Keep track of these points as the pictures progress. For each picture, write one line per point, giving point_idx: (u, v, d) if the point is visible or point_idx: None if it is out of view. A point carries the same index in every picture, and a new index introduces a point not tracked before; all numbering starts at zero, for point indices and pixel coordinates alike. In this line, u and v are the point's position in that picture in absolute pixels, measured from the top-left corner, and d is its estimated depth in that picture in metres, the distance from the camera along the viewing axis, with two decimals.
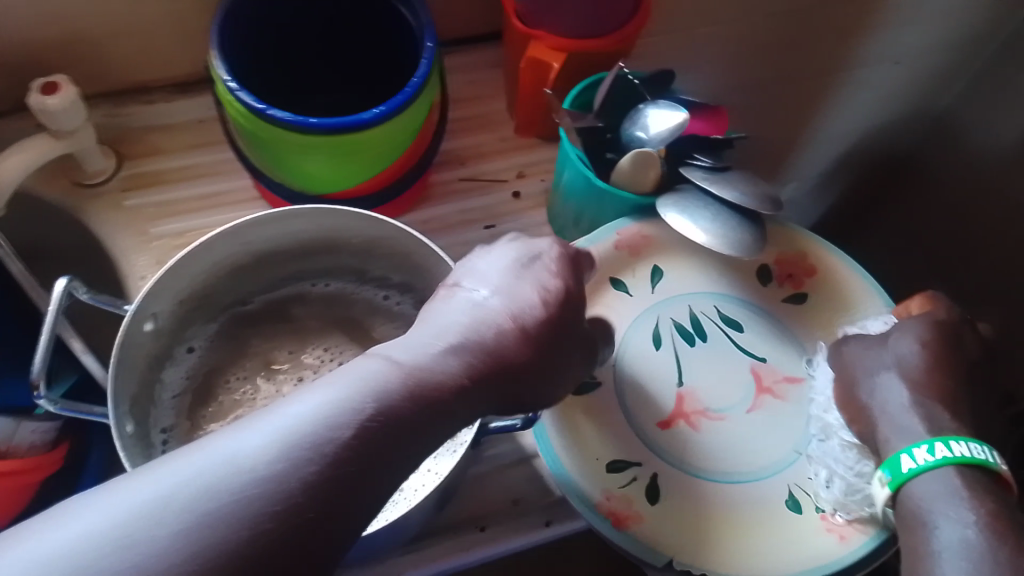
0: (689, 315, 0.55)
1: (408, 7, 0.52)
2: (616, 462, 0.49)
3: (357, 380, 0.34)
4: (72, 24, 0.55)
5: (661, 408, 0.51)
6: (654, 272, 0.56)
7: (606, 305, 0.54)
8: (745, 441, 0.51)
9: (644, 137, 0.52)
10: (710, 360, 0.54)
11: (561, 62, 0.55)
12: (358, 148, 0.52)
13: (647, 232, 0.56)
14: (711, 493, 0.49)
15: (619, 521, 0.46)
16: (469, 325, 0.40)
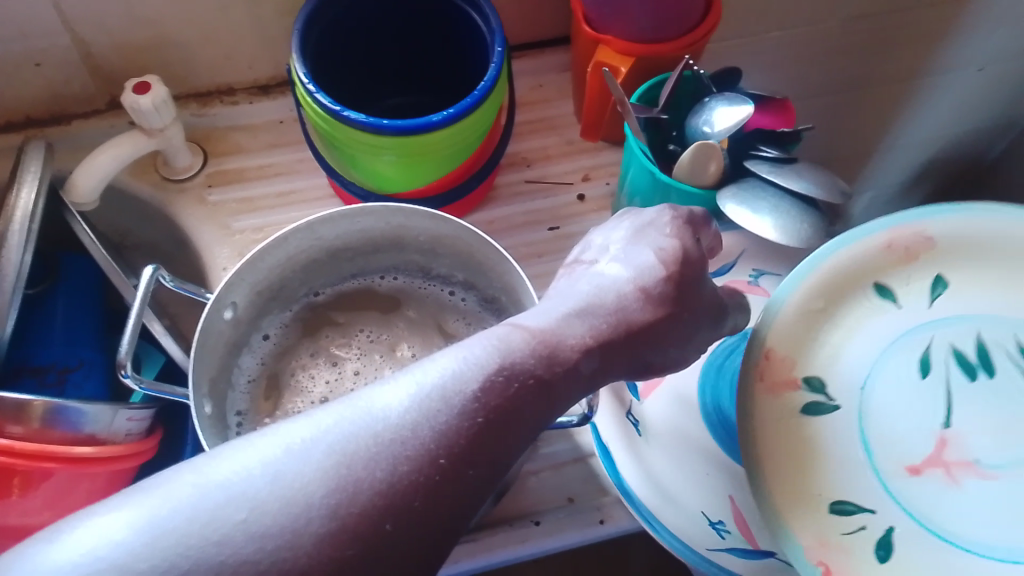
0: (974, 342, 0.41)
1: (479, 12, 0.53)
2: (841, 504, 0.39)
3: (480, 342, 0.35)
4: (163, 28, 0.59)
5: (913, 450, 0.39)
6: (937, 290, 0.43)
7: (853, 322, 0.42)
8: (1022, 527, 0.37)
9: (709, 131, 0.52)
10: (992, 418, 0.39)
11: (630, 67, 0.56)
12: (428, 149, 0.53)
13: (926, 232, 0.43)
14: (956, 565, 0.37)
15: (829, 573, 0.37)
16: (589, 302, 0.39)
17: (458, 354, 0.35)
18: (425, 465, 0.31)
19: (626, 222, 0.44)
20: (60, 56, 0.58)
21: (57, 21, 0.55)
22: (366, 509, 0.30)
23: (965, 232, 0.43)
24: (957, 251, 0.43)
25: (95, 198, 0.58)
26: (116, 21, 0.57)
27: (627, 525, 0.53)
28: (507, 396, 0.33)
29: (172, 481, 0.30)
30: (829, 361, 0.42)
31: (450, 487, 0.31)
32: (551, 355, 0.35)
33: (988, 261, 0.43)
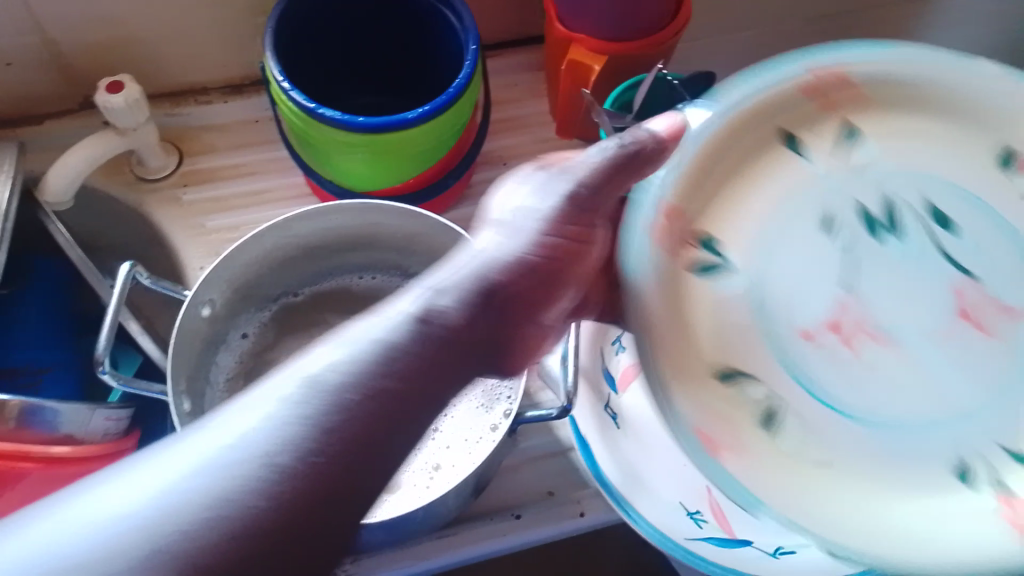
0: (918, 211, 0.38)
1: (452, 10, 0.54)
2: (728, 373, 0.36)
3: (362, 334, 0.33)
4: (133, 27, 0.58)
5: (809, 312, 0.37)
6: (804, 156, 0.39)
7: (744, 185, 0.39)
8: (932, 392, 0.35)
9: None
10: (900, 280, 0.37)
11: (602, 65, 0.57)
12: (401, 147, 0.54)
13: (841, 73, 0.40)
14: (842, 437, 0.35)
15: (711, 445, 0.34)
16: (481, 272, 0.37)
17: (331, 350, 0.32)
18: (313, 473, 0.29)
19: (543, 179, 0.42)
20: (31, 54, 0.58)
21: (27, 18, 0.55)
22: (252, 532, 0.27)
23: (892, 79, 0.40)
24: (861, 105, 0.40)
25: (67, 198, 0.57)
26: (87, 19, 0.57)
27: (605, 517, 0.54)
28: (390, 385, 0.32)
29: (15, 537, 0.26)
30: (727, 212, 0.39)
31: (343, 489, 0.29)
32: (435, 339, 0.34)
33: (904, 124, 0.39)
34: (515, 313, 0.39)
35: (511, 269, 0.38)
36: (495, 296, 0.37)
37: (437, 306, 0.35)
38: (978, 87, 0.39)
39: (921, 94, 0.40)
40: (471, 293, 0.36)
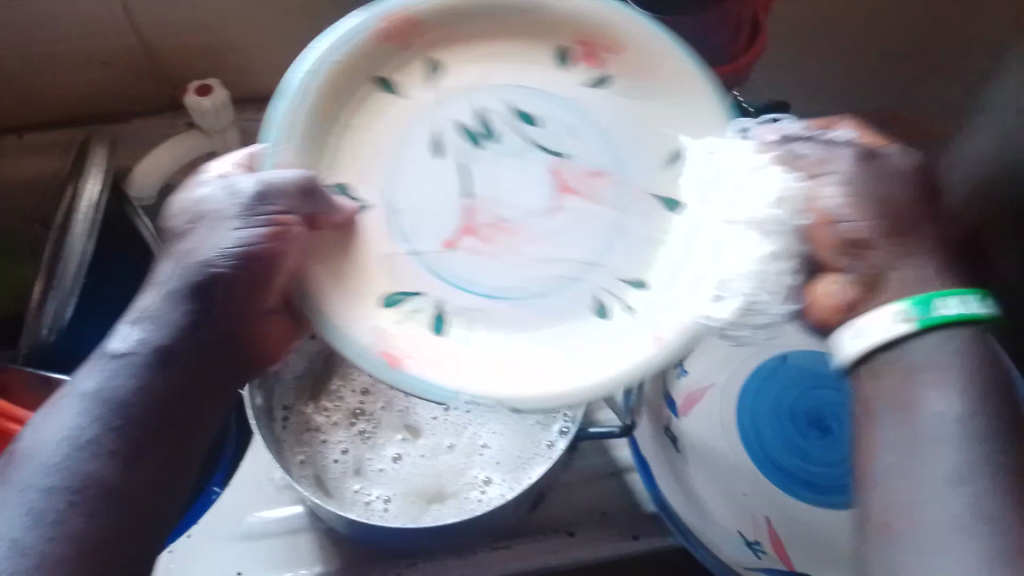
0: (477, 117, 0.44)
1: None
2: (392, 297, 0.40)
3: (116, 345, 0.37)
4: (224, 33, 0.61)
5: (443, 224, 0.42)
6: (383, 83, 0.43)
7: (328, 102, 0.41)
8: (518, 265, 0.42)
9: None
10: (494, 171, 0.43)
11: None
12: None
13: (416, 15, 0.43)
14: (523, 311, 0.41)
15: (392, 360, 0.38)
16: (201, 261, 0.38)
17: (73, 387, 0.36)
18: (124, 483, 0.34)
19: (222, 165, 0.41)
20: (122, 55, 0.60)
21: (121, 17, 0.57)
22: (92, 548, 0.33)
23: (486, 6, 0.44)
24: (447, 40, 0.44)
25: (151, 194, 0.59)
26: (176, 21, 0.59)
27: (660, 542, 0.53)
28: (171, 384, 0.36)
29: None
30: (362, 137, 0.42)
31: (149, 484, 0.35)
32: (195, 349, 0.37)
33: (511, 25, 0.45)
34: (253, 295, 0.39)
35: (235, 261, 0.38)
36: (213, 293, 0.38)
37: (175, 318, 0.37)
38: (639, 29, 0.43)
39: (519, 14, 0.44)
40: (186, 292, 0.37)
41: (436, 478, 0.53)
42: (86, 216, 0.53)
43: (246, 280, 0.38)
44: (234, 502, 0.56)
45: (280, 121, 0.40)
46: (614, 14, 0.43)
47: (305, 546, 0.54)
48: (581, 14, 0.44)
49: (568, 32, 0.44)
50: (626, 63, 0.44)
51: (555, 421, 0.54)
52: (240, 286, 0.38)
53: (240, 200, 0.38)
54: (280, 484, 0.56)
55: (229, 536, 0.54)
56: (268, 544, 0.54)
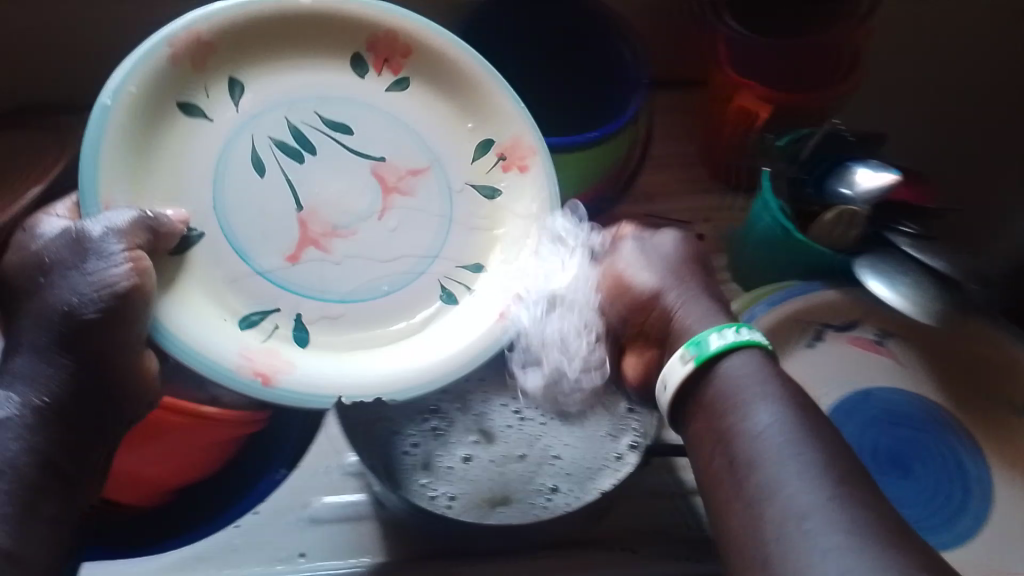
0: (286, 130, 0.46)
1: (628, 44, 0.57)
2: (247, 317, 0.43)
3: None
4: None
5: (281, 241, 0.44)
6: (184, 107, 0.44)
7: (148, 136, 0.42)
8: (359, 268, 0.46)
9: (849, 194, 0.52)
10: (310, 180, 0.46)
11: (768, 114, 0.56)
12: (564, 168, 0.56)
13: (208, 38, 0.44)
14: (359, 313, 0.46)
15: (266, 380, 0.41)
16: (59, 308, 0.38)
17: None
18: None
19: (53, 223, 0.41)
20: None
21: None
22: None
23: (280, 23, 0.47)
24: (247, 51, 0.46)
25: None
26: None
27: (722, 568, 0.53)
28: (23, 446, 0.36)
29: None
30: (175, 169, 0.43)
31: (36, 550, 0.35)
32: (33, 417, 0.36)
33: (320, 37, 0.48)
34: (120, 345, 0.38)
35: (97, 306, 0.37)
36: (86, 341, 0.37)
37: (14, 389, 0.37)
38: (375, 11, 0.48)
39: (308, 20, 0.47)
40: (48, 348, 0.37)
41: (505, 482, 0.53)
42: None
43: (114, 326, 0.38)
44: (299, 486, 0.57)
45: (93, 174, 0.39)
46: (418, 26, 0.49)
47: (367, 533, 0.55)
48: (377, 23, 0.48)
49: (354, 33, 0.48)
50: (451, 74, 0.49)
51: (626, 435, 0.55)
52: (116, 340, 0.38)
53: (94, 244, 0.38)
54: (347, 471, 0.58)
55: (292, 516, 0.56)
56: (333, 528, 0.55)
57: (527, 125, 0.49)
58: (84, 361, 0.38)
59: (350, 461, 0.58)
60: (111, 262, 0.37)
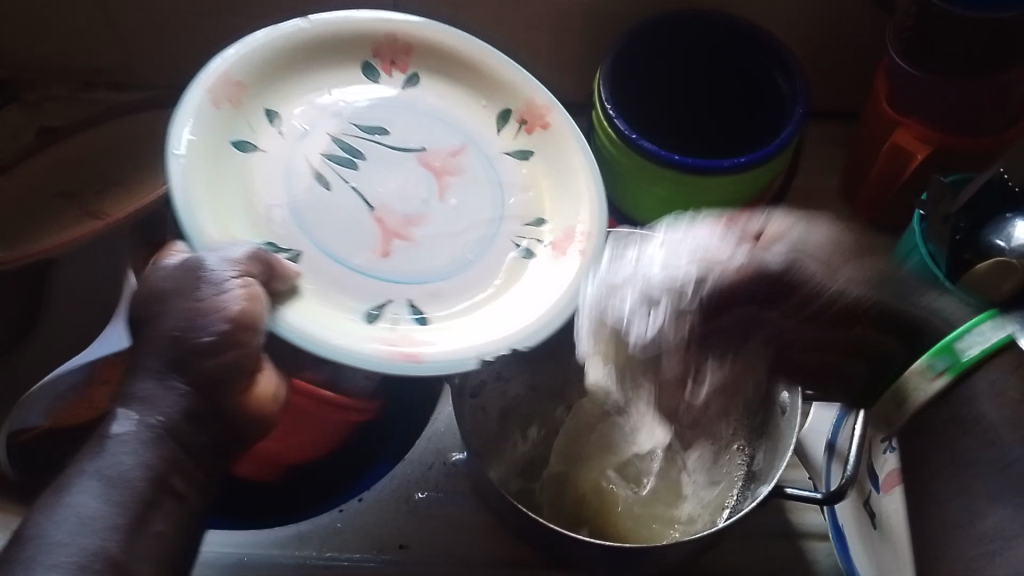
0: (332, 143, 0.50)
1: (786, 74, 0.59)
2: (367, 313, 0.45)
3: (120, 433, 0.38)
4: (475, 31, 0.65)
5: (363, 237, 0.48)
6: (238, 145, 0.47)
7: (218, 176, 0.45)
8: (438, 245, 0.49)
9: (1004, 244, 0.50)
10: (373, 172, 0.50)
11: (926, 155, 0.56)
12: (704, 192, 0.55)
13: (238, 79, 0.49)
14: (444, 284, 0.48)
15: (415, 357, 0.43)
16: (185, 333, 0.39)
17: (93, 468, 0.37)
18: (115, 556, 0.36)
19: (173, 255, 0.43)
20: None
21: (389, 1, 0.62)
22: None
23: (267, 67, 0.50)
24: (279, 90, 0.51)
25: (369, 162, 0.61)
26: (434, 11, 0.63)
27: None
28: (161, 458, 0.38)
29: None
30: (253, 194, 0.47)
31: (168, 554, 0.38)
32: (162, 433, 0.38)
33: (331, 58, 0.53)
34: (239, 366, 0.40)
35: (214, 332, 0.39)
36: (198, 364, 0.39)
37: (140, 406, 0.39)
38: (363, 21, 0.54)
39: (313, 44, 0.52)
40: (167, 370, 0.39)
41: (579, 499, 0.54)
42: None
43: (225, 351, 0.40)
44: (404, 481, 0.55)
45: (192, 224, 0.43)
46: (425, 28, 0.55)
47: (467, 536, 0.52)
48: (372, 32, 0.54)
49: (359, 48, 0.53)
50: (455, 62, 0.55)
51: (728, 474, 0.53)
52: (225, 365, 0.40)
53: (209, 275, 0.40)
54: (451, 469, 0.55)
55: (397, 512, 0.53)
56: (433, 528, 0.53)
57: (537, 89, 0.55)
58: (197, 383, 0.39)
59: (456, 460, 0.55)
60: (223, 288, 0.40)
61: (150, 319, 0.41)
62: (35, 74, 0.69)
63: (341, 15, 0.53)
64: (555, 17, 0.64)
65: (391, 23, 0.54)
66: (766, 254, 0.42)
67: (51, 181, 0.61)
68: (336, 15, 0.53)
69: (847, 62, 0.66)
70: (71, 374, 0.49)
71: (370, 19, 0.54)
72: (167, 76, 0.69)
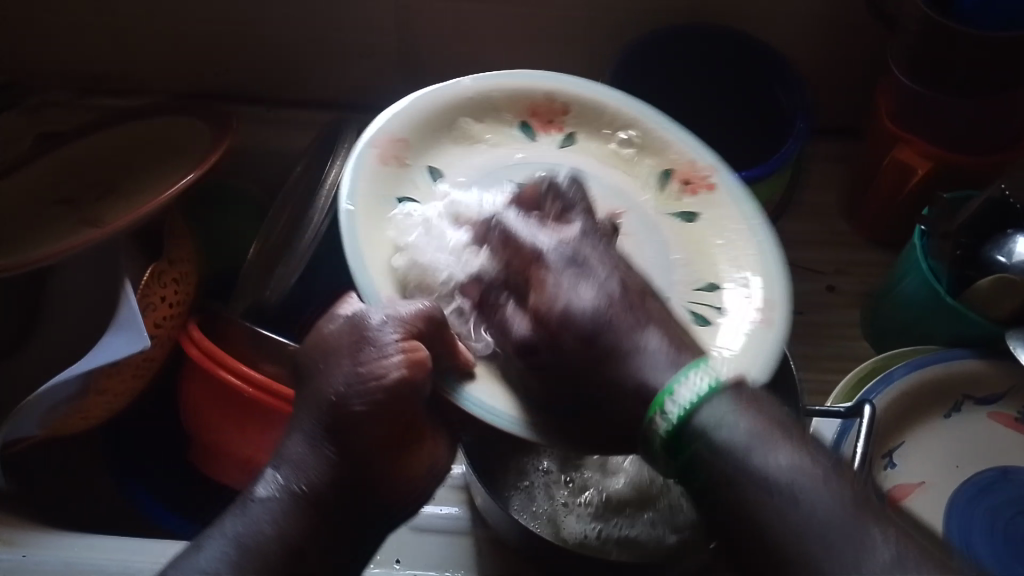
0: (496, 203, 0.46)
1: (787, 89, 0.59)
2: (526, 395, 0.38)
3: (270, 489, 0.37)
4: (478, 45, 0.65)
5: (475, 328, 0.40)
6: (402, 199, 0.44)
7: (383, 231, 0.42)
8: None
9: (1006, 261, 0.50)
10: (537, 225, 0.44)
11: (926, 171, 0.57)
12: None
13: (404, 137, 0.46)
14: None
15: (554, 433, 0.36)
16: (343, 396, 0.37)
17: (238, 522, 0.36)
18: None
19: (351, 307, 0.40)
20: (384, 50, 0.65)
21: (393, 9, 0.62)
22: None
23: (433, 121, 0.47)
24: (437, 142, 0.47)
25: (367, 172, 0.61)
26: (438, 20, 0.63)
27: None
28: (308, 525, 0.36)
29: None
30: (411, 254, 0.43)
31: None
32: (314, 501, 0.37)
33: (494, 121, 0.49)
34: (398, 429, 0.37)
35: (370, 399, 0.37)
36: (351, 436, 0.37)
37: (293, 463, 0.37)
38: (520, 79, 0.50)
39: (474, 111, 0.49)
40: (319, 433, 0.37)
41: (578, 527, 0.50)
42: (324, 195, 0.57)
43: (375, 423, 0.37)
44: None
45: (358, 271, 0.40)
46: (588, 93, 0.50)
47: (465, 550, 0.51)
48: (533, 92, 0.50)
49: (522, 104, 0.50)
50: (617, 124, 0.50)
51: None
52: (374, 439, 0.37)
53: (372, 334, 0.37)
54: (451, 483, 0.55)
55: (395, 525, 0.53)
56: (429, 541, 0.52)
57: (694, 150, 0.48)
58: (347, 454, 0.37)
59: (455, 474, 0.55)
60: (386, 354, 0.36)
61: (315, 369, 0.39)
62: (36, 80, 0.68)
63: (502, 72, 0.50)
64: (559, 28, 0.64)
65: (559, 85, 0.50)
66: (645, 340, 0.36)
67: (50, 188, 0.60)
68: (495, 78, 0.50)
69: (850, 76, 0.66)
70: (68, 384, 0.49)
71: (531, 79, 0.50)
72: (166, 82, 0.68)
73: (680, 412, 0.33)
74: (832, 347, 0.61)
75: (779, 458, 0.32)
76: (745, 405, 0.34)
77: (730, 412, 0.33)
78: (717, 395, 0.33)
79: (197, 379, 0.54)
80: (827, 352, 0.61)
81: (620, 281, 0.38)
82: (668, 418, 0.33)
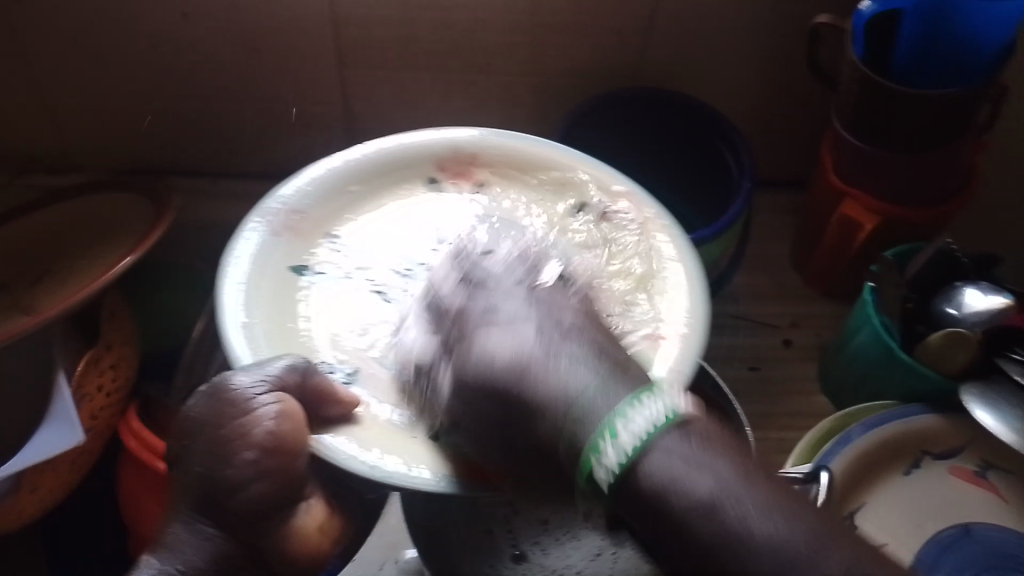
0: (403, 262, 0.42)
1: (732, 149, 0.60)
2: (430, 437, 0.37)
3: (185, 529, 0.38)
4: (422, 112, 0.65)
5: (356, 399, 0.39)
6: (296, 271, 0.41)
7: (275, 312, 0.39)
8: None
9: (955, 314, 0.51)
10: None
11: (874, 225, 0.57)
12: None
13: (299, 205, 0.43)
14: None
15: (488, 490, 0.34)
16: (225, 456, 0.37)
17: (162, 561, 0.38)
18: None
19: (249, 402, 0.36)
20: (328, 119, 0.65)
21: (336, 80, 0.62)
22: None
23: (331, 191, 0.44)
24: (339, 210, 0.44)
25: None
26: (381, 89, 0.63)
27: None
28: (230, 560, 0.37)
29: None
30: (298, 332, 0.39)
31: None
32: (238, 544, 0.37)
33: (404, 184, 0.46)
34: (285, 467, 0.37)
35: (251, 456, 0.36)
36: (226, 500, 0.37)
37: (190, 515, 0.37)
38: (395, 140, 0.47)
39: (391, 170, 0.46)
40: (196, 506, 0.37)
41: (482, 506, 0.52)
42: None
43: (253, 483, 0.37)
44: None
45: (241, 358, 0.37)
46: (492, 140, 0.47)
47: None
48: (444, 148, 0.47)
49: (430, 158, 0.47)
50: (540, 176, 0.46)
51: None
52: (259, 497, 0.37)
53: (237, 398, 0.37)
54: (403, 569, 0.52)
55: None
56: None
57: (621, 189, 0.45)
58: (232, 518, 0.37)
59: (408, 558, 0.52)
60: (257, 410, 0.36)
61: (190, 436, 0.38)
62: None
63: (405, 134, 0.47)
64: (503, 93, 0.64)
65: (465, 139, 0.47)
66: (568, 372, 0.32)
67: None
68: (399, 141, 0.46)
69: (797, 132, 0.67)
70: None
71: (436, 135, 0.47)
72: (106, 157, 0.67)
73: (622, 454, 0.29)
74: (789, 405, 0.60)
75: (744, 506, 0.28)
76: (693, 444, 0.30)
77: (671, 451, 0.29)
78: (665, 432, 0.30)
79: (134, 470, 0.52)
80: (785, 410, 0.60)
81: (538, 324, 0.35)
82: (610, 458, 0.29)
